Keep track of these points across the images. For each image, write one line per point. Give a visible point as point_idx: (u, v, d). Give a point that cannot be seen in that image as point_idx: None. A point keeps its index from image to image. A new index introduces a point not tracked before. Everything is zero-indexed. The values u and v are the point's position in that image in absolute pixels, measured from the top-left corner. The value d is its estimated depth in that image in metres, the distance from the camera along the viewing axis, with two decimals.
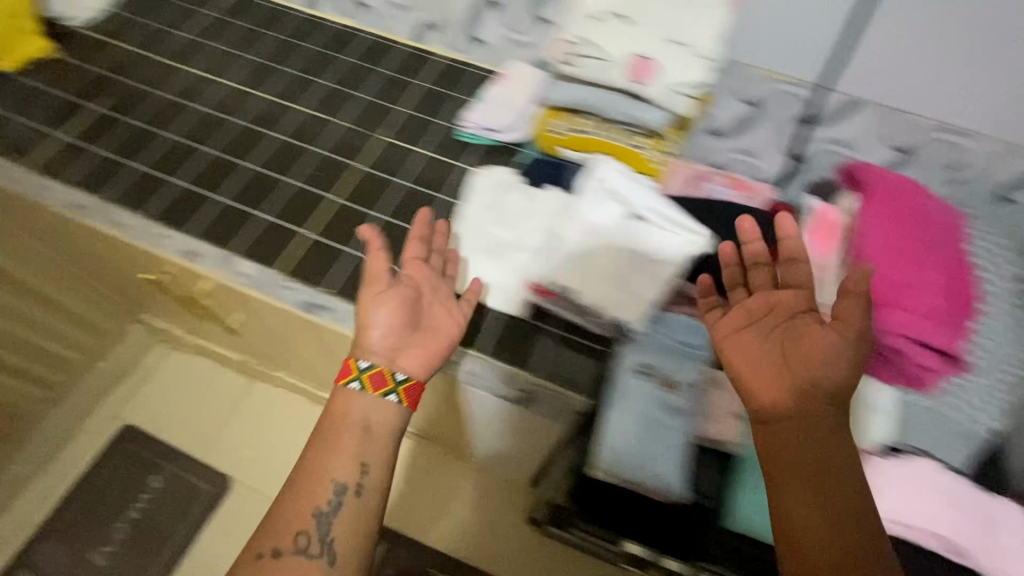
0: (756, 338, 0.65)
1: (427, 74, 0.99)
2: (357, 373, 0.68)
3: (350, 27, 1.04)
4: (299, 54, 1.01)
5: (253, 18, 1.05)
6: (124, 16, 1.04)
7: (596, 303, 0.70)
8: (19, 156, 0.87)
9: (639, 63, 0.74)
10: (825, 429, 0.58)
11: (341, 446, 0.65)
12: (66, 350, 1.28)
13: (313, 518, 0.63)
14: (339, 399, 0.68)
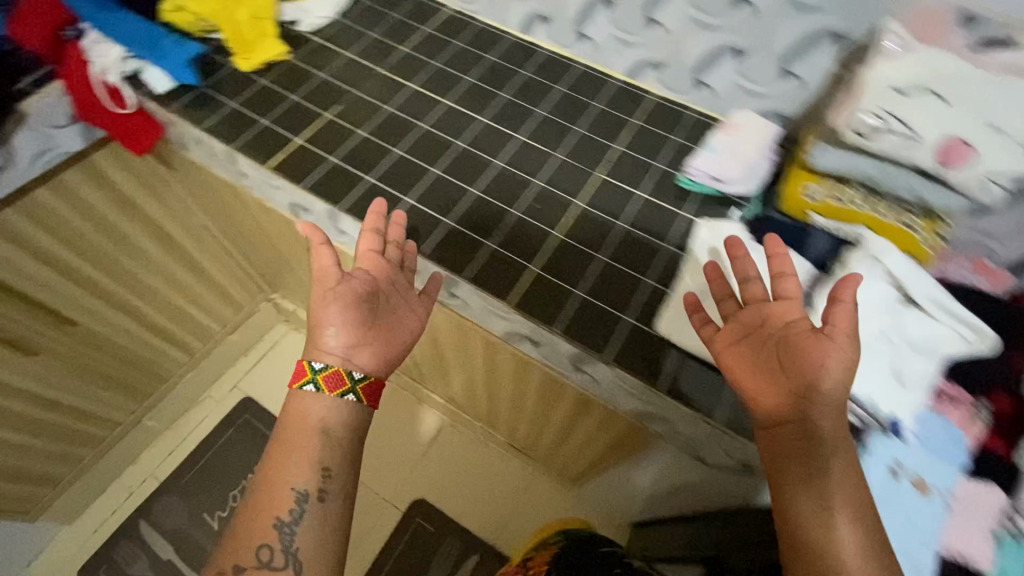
0: (751, 350, 0.65)
1: (639, 113, 0.99)
2: (312, 375, 0.74)
3: (564, 57, 1.05)
4: (514, 80, 1.02)
5: (469, 38, 1.08)
6: (350, 25, 1.08)
7: (870, 396, 0.66)
8: (257, 153, 0.92)
9: (954, 148, 0.67)
10: (829, 434, 0.59)
11: (298, 455, 0.70)
12: (197, 315, 1.65)
13: (274, 529, 0.68)
14: (296, 404, 0.73)
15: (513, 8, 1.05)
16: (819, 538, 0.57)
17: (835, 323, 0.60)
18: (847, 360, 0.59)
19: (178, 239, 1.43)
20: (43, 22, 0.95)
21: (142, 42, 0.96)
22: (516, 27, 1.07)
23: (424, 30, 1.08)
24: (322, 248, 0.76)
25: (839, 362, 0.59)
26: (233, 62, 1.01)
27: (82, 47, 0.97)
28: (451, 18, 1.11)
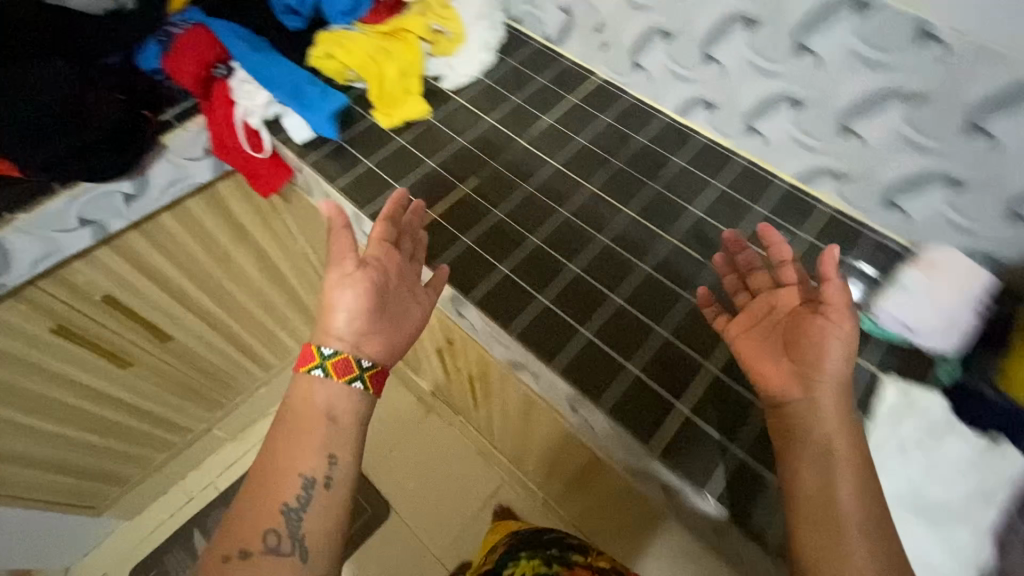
0: (760, 337, 0.67)
1: (809, 226, 0.87)
2: (321, 360, 0.68)
3: (722, 147, 0.95)
4: (665, 167, 0.93)
5: (617, 113, 1.00)
6: (493, 87, 1.04)
7: None
8: None
9: None
10: (833, 411, 0.58)
11: (307, 438, 0.65)
12: (283, 335, 1.63)
13: (280, 517, 0.61)
14: (301, 385, 0.67)
15: (674, 88, 0.95)
16: (818, 518, 0.54)
17: (826, 297, 0.61)
18: (846, 335, 0.59)
19: (279, 266, 1.42)
20: (196, 58, 0.93)
21: (288, 89, 0.93)
22: (672, 108, 0.98)
23: (571, 100, 1.02)
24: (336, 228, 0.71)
25: (838, 339, 0.59)
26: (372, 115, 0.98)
27: (230, 86, 0.97)
28: (600, 89, 1.03)
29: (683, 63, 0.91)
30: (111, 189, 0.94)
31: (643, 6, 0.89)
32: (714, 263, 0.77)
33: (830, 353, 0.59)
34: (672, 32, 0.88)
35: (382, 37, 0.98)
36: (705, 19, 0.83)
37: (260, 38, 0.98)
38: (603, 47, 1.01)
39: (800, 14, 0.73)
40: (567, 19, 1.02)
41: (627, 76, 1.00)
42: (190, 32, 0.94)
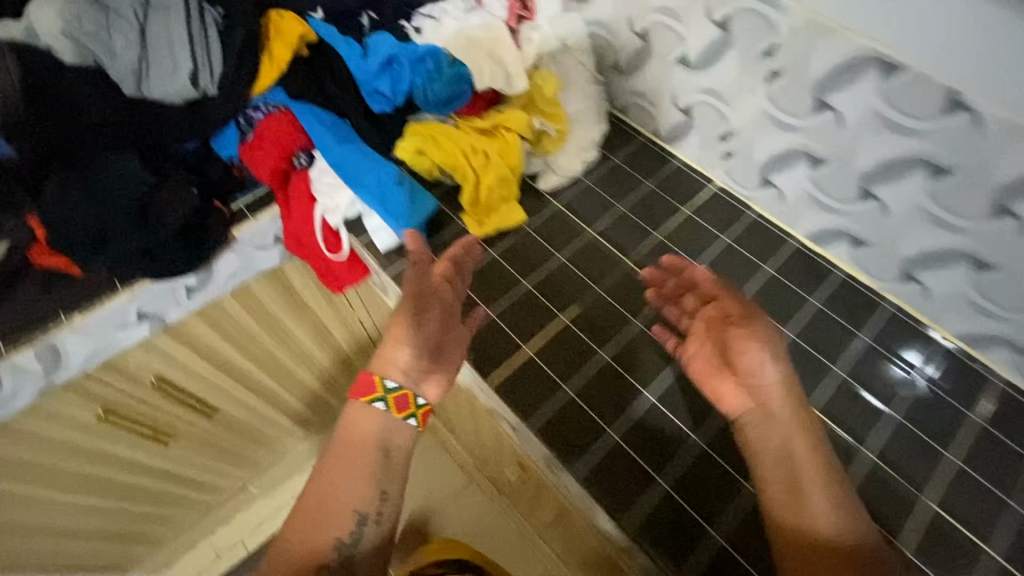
0: (706, 358, 0.69)
1: (972, 400, 0.74)
2: (382, 393, 0.68)
3: (866, 286, 0.83)
4: (801, 311, 0.82)
5: (741, 234, 0.88)
6: (596, 190, 0.94)
7: None
8: (489, 366, 0.79)
9: None
10: (784, 419, 0.62)
11: (362, 474, 0.66)
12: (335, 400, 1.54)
13: (335, 549, 0.64)
14: (359, 415, 0.68)
15: (813, 214, 0.83)
16: (795, 521, 0.57)
17: (736, 310, 0.68)
18: (765, 340, 0.66)
19: (347, 352, 1.31)
20: (275, 149, 0.86)
21: (372, 191, 0.84)
22: (805, 233, 0.86)
23: (685, 213, 0.91)
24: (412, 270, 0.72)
25: (762, 347, 0.65)
26: (462, 220, 0.90)
27: (309, 179, 0.88)
28: (718, 201, 0.92)
29: (832, 192, 0.78)
30: (176, 284, 0.87)
31: (789, 126, 0.77)
32: (648, 297, 0.79)
33: (765, 363, 0.65)
34: (823, 158, 0.76)
35: (478, 133, 0.87)
36: (872, 153, 0.71)
37: (346, 126, 0.88)
38: (726, 156, 0.89)
39: (1012, 175, 0.60)
40: (686, 121, 0.91)
41: (754, 191, 0.88)
42: (273, 119, 0.86)
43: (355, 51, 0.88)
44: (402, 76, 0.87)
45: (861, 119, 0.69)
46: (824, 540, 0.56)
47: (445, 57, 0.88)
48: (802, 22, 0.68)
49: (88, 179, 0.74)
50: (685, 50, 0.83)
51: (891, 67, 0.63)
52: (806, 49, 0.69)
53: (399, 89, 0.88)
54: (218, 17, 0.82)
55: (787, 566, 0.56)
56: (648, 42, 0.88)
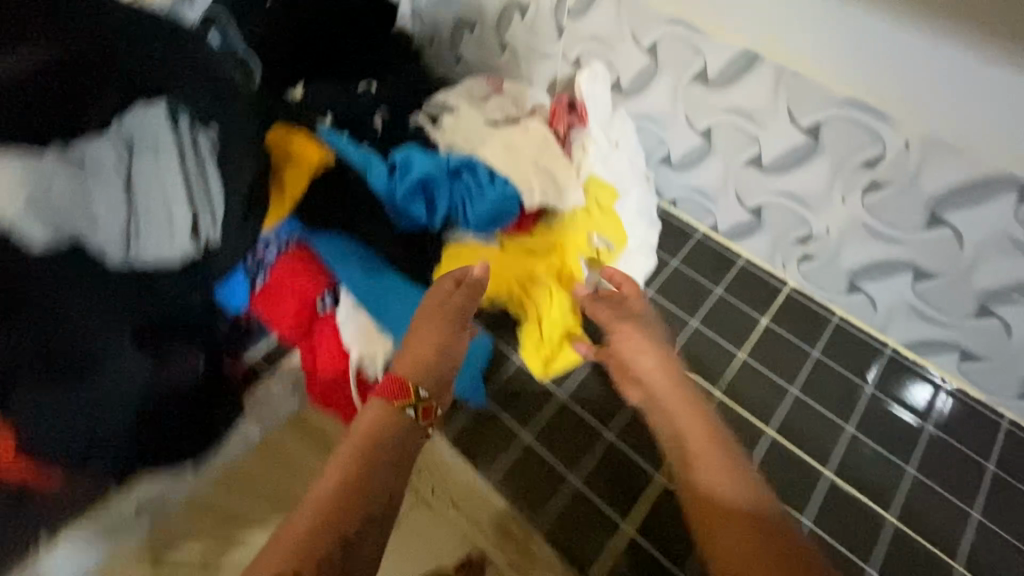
0: (618, 365, 0.74)
1: None
2: (411, 401, 0.66)
3: (976, 400, 0.76)
4: (917, 443, 0.75)
5: (832, 348, 0.81)
6: (663, 304, 0.85)
7: None
8: (586, 559, 0.66)
9: None
10: (672, 401, 0.68)
11: (375, 470, 0.63)
12: None
13: (340, 543, 0.58)
14: (378, 413, 0.65)
15: (911, 325, 0.76)
16: (689, 484, 0.62)
17: (608, 321, 0.73)
18: (637, 332, 0.72)
19: None
20: (293, 301, 0.75)
21: None
22: (899, 341, 0.79)
23: (765, 325, 0.83)
24: (452, 284, 0.71)
25: (635, 346, 0.71)
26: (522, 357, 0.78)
27: (336, 327, 0.76)
28: (797, 307, 0.84)
29: (941, 307, 0.71)
30: (178, 469, 0.73)
31: (890, 238, 0.69)
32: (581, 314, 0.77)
33: (639, 351, 0.71)
34: (931, 273, 0.68)
35: (535, 253, 0.77)
36: (997, 275, 0.63)
37: (375, 257, 0.76)
38: (803, 259, 0.81)
39: None
40: (753, 221, 0.82)
41: (838, 295, 0.81)
42: (286, 264, 0.75)
43: (382, 172, 0.76)
44: (437, 198, 0.76)
45: (985, 241, 0.61)
46: (729, 505, 0.59)
47: (484, 171, 0.77)
48: (917, 138, 0.60)
49: (75, 384, 0.59)
50: (758, 152, 0.74)
51: None
52: (918, 166, 0.61)
53: (433, 212, 0.77)
54: (213, 146, 0.67)
55: (695, 531, 0.61)
56: (709, 140, 0.78)
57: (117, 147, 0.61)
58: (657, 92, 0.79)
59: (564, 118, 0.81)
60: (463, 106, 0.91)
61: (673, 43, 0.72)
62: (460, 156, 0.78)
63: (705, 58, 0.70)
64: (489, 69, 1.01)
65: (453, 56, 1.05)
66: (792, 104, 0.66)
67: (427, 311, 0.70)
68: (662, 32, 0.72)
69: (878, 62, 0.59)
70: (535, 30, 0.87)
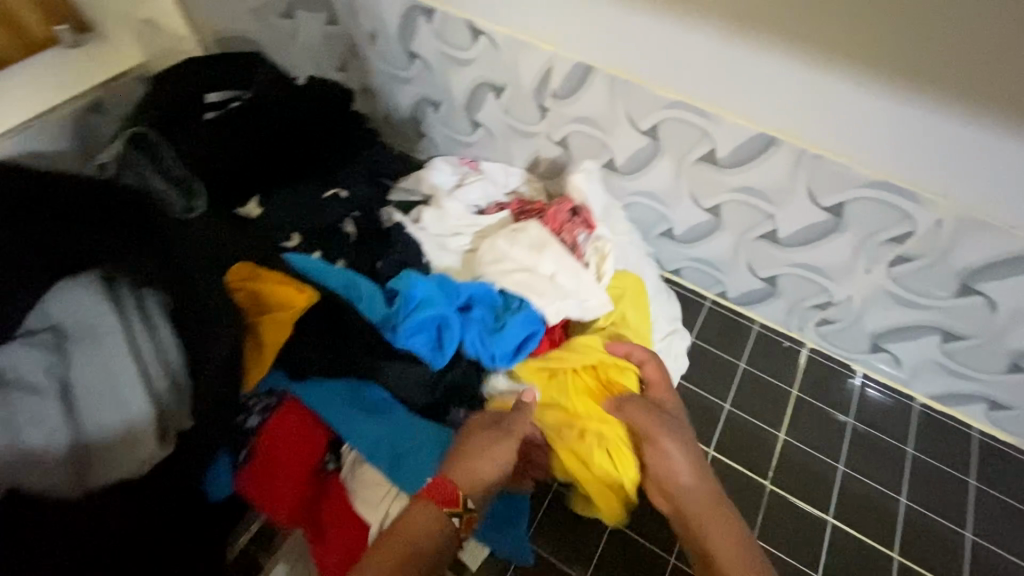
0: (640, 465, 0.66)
1: None
2: (461, 508, 0.56)
3: (1010, 444, 0.75)
4: (967, 501, 0.72)
5: (863, 410, 0.78)
6: (688, 387, 0.80)
7: None
8: None
9: None
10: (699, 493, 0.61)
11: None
12: None
13: None
14: (419, 516, 0.54)
15: (940, 380, 0.74)
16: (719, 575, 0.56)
17: (648, 429, 0.63)
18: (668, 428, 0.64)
19: None
20: (292, 469, 0.61)
21: None
22: (926, 394, 0.78)
23: (795, 395, 0.79)
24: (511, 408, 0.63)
25: (676, 450, 0.62)
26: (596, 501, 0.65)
27: (346, 497, 0.62)
28: (821, 370, 0.81)
29: (973, 364, 0.70)
30: None
31: (918, 305, 0.67)
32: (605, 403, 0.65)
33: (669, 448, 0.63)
34: (963, 335, 0.67)
35: (577, 382, 0.66)
36: None
37: (375, 399, 0.65)
38: (822, 322, 0.78)
39: None
40: (766, 289, 0.79)
41: (860, 355, 0.79)
42: (279, 423, 0.62)
43: (377, 300, 0.67)
44: (447, 335, 0.67)
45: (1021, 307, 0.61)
46: None
47: (498, 297, 0.70)
48: (950, 216, 0.58)
49: None
50: (773, 228, 0.71)
51: None
52: (950, 241, 0.60)
53: (443, 350, 0.67)
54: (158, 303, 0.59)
55: None
56: (718, 217, 0.75)
57: (46, 346, 0.56)
58: (658, 172, 0.75)
59: (569, 226, 0.76)
60: (443, 197, 0.81)
61: (676, 125, 0.68)
62: (469, 286, 0.70)
63: (713, 140, 0.67)
64: (461, 148, 0.93)
65: (417, 133, 0.96)
66: (813, 185, 0.64)
67: (493, 418, 0.61)
68: (662, 115, 0.68)
69: (905, 146, 0.57)
70: (513, 111, 0.81)
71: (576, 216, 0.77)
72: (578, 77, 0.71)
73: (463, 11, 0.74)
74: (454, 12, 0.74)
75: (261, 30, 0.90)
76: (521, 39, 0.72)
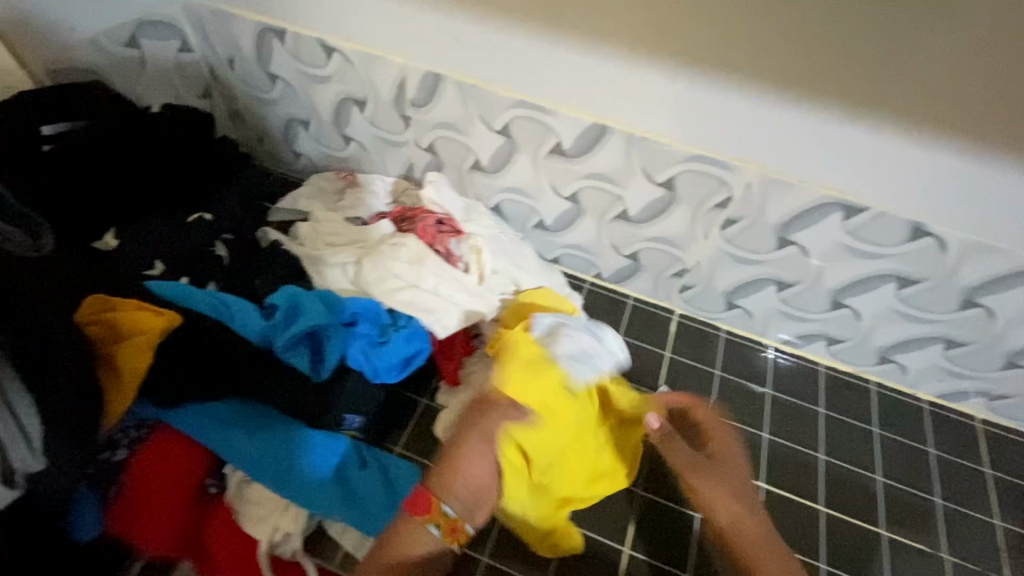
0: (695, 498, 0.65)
1: (977, 453, 0.82)
2: (437, 514, 0.57)
3: (850, 373, 0.86)
4: (818, 427, 0.82)
5: (730, 361, 0.86)
6: None
7: None
8: None
9: None
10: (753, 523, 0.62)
11: None
12: None
13: None
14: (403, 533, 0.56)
15: (785, 326, 0.84)
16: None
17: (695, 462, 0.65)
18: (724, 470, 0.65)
19: None
20: (167, 499, 0.60)
21: (338, 496, 0.63)
22: (778, 340, 0.87)
23: (669, 358, 0.86)
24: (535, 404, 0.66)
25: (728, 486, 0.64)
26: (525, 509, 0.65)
27: (229, 515, 0.62)
28: (691, 332, 0.89)
29: (805, 308, 0.79)
30: None
31: (751, 261, 0.76)
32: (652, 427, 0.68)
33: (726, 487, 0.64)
34: (792, 283, 0.77)
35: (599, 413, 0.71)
36: (840, 276, 0.73)
37: (259, 413, 0.66)
38: (684, 288, 0.86)
39: (973, 277, 0.67)
40: (632, 264, 0.86)
41: (719, 314, 0.87)
42: (151, 451, 0.62)
43: (254, 314, 0.68)
44: (328, 348, 0.68)
45: (826, 251, 0.71)
46: None
47: (386, 314, 0.73)
48: (756, 178, 0.67)
49: None
50: (623, 208, 0.78)
51: (855, 209, 0.65)
52: (760, 200, 0.69)
53: (325, 363, 0.68)
54: None
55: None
56: (577, 203, 0.81)
57: None
58: (518, 168, 0.80)
59: (440, 235, 0.80)
60: (320, 212, 0.84)
61: (524, 123, 0.74)
62: (355, 302, 0.72)
63: (557, 134, 0.73)
64: (336, 163, 0.94)
65: (290, 153, 0.96)
66: (646, 164, 0.71)
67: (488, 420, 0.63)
68: (510, 113, 0.74)
69: (709, 122, 0.65)
70: (378, 121, 0.84)
71: (443, 226, 0.81)
72: (430, 85, 0.75)
73: (315, 31, 0.76)
74: (305, 32, 0.77)
75: (107, 62, 0.88)
76: (371, 53, 0.75)
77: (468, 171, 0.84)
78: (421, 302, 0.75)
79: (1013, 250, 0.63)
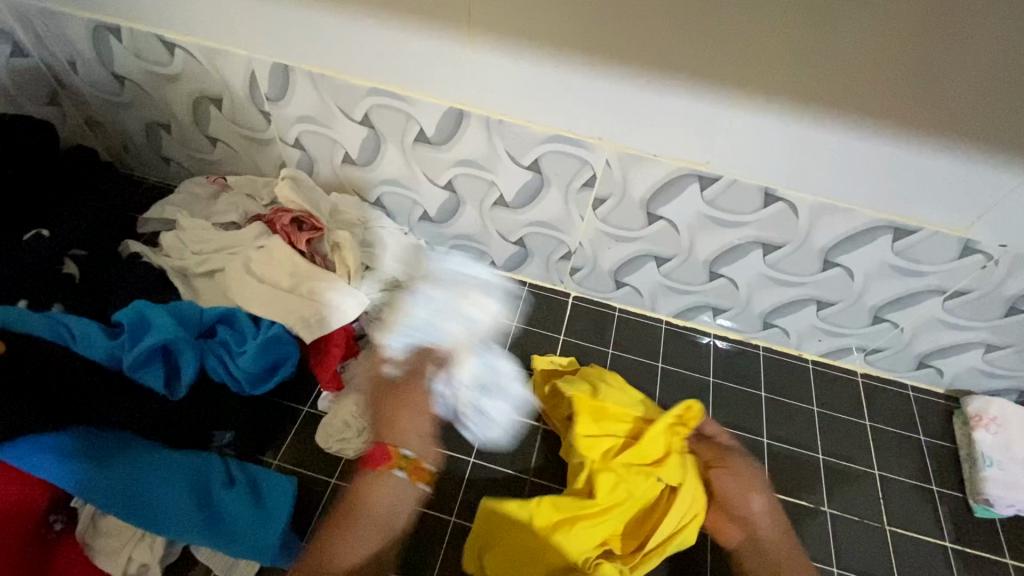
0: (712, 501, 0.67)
1: (857, 406, 0.85)
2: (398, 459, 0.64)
3: (739, 340, 0.88)
4: (708, 396, 0.83)
5: (625, 339, 0.86)
6: None
7: None
8: None
9: None
10: (762, 511, 0.66)
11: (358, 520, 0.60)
12: None
13: None
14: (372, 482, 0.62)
15: (673, 299, 0.85)
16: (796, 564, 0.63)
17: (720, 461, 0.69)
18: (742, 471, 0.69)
19: None
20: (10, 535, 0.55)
21: (200, 515, 0.60)
22: (669, 313, 0.88)
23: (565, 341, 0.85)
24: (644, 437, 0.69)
25: (749, 485, 0.68)
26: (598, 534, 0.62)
27: (83, 550, 0.59)
28: (585, 313, 0.88)
29: (685, 280, 0.80)
30: None
31: (627, 238, 0.76)
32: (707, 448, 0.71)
33: (746, 488, 0.67)
34: (669, 256, 0.77)
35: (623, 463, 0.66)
36: (710, 245, 0.74)
37: (108, 441, 0.61)
38: (574, 271, 0.85)
39: (829, 238, 0.69)
40: (520, 251, 0.85)
41: (611, 293, 0.87)
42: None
43: (98, 333, 0.64)
44: (183, 360, 0.65)
45: (693, 223, 0.72)
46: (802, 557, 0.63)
47: (248, 320, 0.71)
48: (613, 154, 0.67)
49: None
50: (498, 194, 0.77)
51: (708, 178, 0.66)
52: (621, 175, 0.69)
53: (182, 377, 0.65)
54: None
55: None
56: (453, 192, 0.79)
57: None
58: (389, 160, 0.78)
59: (298, 234, 0.77)
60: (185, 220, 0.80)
61: (383, 112, 0.71)
62: (213, 312, 0.70)
63: (418, 121, 0.71)
64: (207, 166, 0.89)
65: (157, 158, 0.90)
66: (509, 148, 0.70)
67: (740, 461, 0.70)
68: (368, 103, 0.71)
69: (561, 101, 0.65)
70: (239, 119, 0.79)
71: (303, 225, 0.79)
72: (281, 78, 0.72)
73: (153, 26, 0.71)
74: (143, 27, 0.72)
75: None
76: (215, 47, 0.71)
77: (341, 166, 0.81)
78: (291, 307, 0.72)
79: (858, 209, 0.65)
